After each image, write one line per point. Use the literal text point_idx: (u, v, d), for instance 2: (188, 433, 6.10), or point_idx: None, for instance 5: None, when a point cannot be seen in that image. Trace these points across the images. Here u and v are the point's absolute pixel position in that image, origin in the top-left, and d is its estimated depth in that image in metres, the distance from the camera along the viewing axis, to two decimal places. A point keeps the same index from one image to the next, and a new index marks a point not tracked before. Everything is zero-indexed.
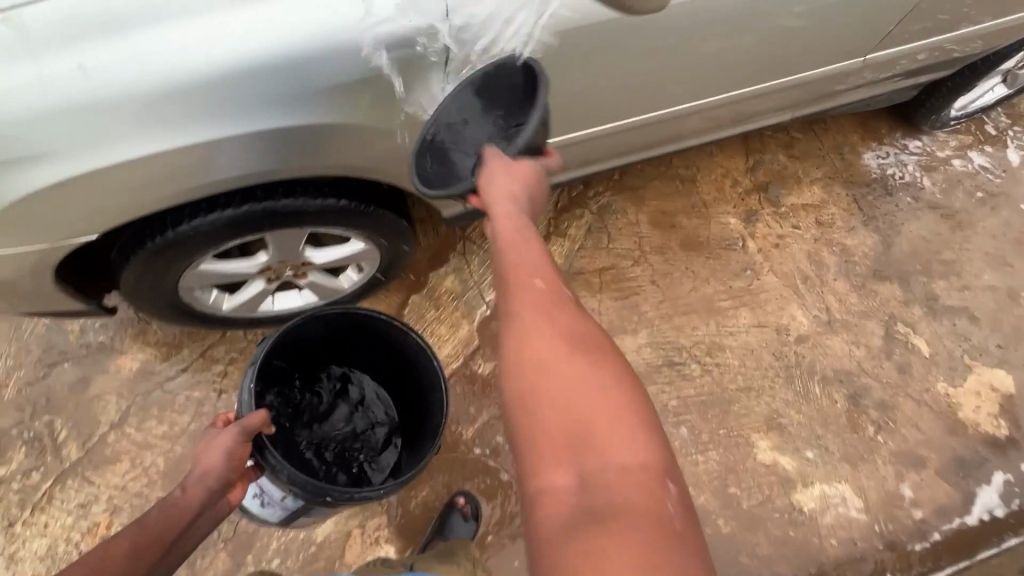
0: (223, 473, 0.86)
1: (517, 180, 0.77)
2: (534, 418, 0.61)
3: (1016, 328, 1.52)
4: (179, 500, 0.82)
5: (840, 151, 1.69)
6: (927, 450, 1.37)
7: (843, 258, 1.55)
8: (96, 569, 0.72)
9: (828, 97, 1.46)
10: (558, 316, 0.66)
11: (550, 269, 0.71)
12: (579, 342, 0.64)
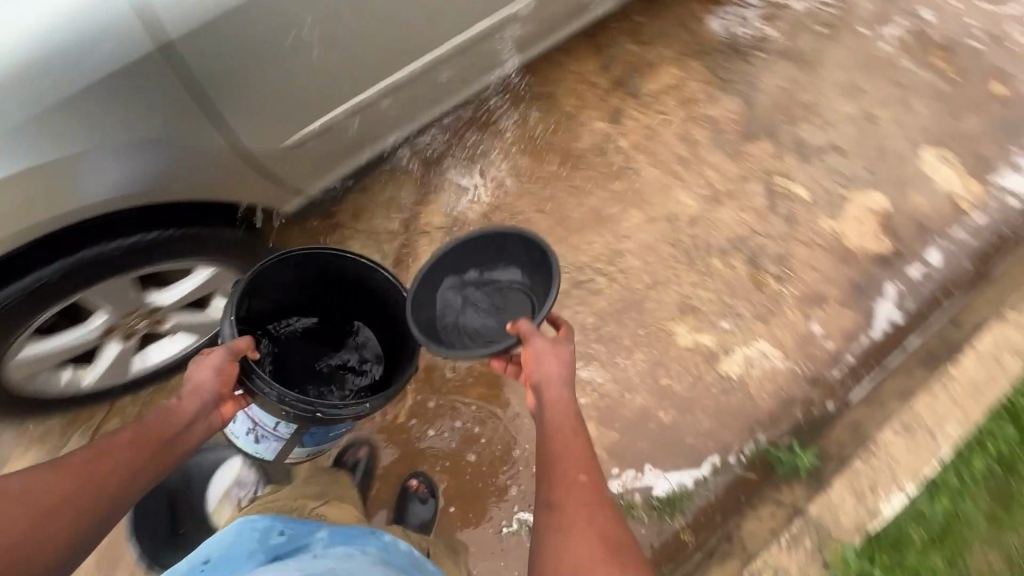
0: (214, 391, 0.82)
1: (558, 370, 0.81)
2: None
3: (879, 148, 1.60)
4: (173, 409, 0.76)
5: (685, 24, 1.67)
6: (826, 285, 1.46)
7: (712, 130, 1.57)
8: (102, 456, 0.70)
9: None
10: (599, 518, 0.70)
11: (592, 466, 0.74)
12: (614, 549, 0.68)
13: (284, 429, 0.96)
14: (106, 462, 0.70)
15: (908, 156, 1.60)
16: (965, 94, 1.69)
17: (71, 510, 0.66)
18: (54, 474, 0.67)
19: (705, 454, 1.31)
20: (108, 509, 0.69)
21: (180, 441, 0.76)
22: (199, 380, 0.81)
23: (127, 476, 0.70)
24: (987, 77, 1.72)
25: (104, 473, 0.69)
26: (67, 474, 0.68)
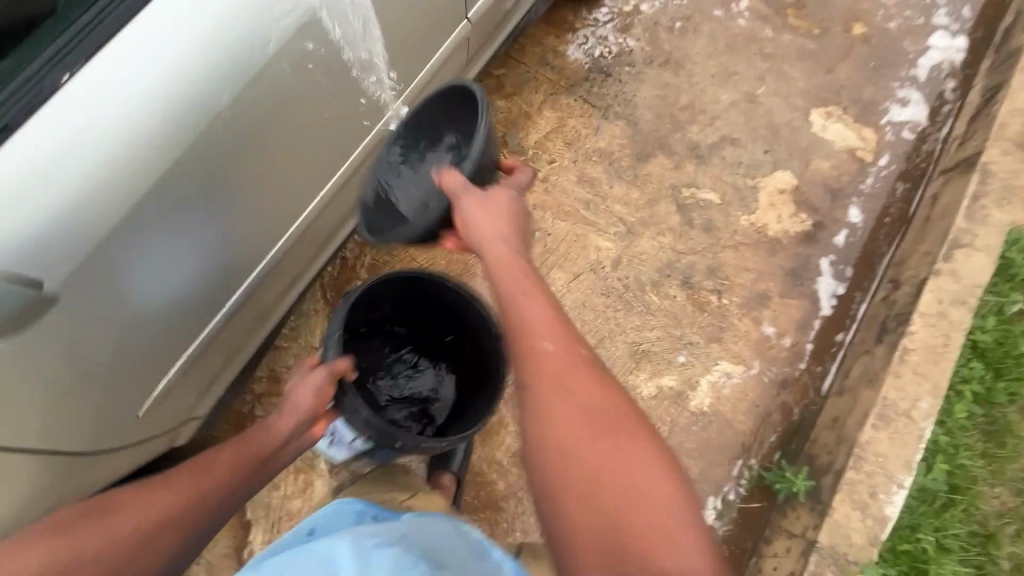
0: (310, 410, 0.97)
1: (497, 205, 0.89)
2: (558, 467, 0.68)
3: (770, 125, 1.58)
4: (271, 429, 0.95)
5: (546, 60, 1.63)
6: (765, 282, 1.43)
7: (606, 161, 1.52)
8: (204, 473, 0.88)
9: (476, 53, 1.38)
10: (579, 395, 0.72)
11: (560, 333, 0.76)
12: (597, 420, 0.70)
13: (359, 442, 1.13)
14: (206, 481, 0.87)
15: (799, 124, 1.59)
16: (831, 44, 1.70)
17: (177, 522, 0.82)
18: (162, 490, 0.84)
19: (707, 500, 1.26)
20: (203, 520, 0.85)
21: (267, 462, 0.94)
22: (297, 401, 0.96)
23: (224, 488, 0.87)
24: (846, 21, 1.73)
25: (202, 488, 0.86)
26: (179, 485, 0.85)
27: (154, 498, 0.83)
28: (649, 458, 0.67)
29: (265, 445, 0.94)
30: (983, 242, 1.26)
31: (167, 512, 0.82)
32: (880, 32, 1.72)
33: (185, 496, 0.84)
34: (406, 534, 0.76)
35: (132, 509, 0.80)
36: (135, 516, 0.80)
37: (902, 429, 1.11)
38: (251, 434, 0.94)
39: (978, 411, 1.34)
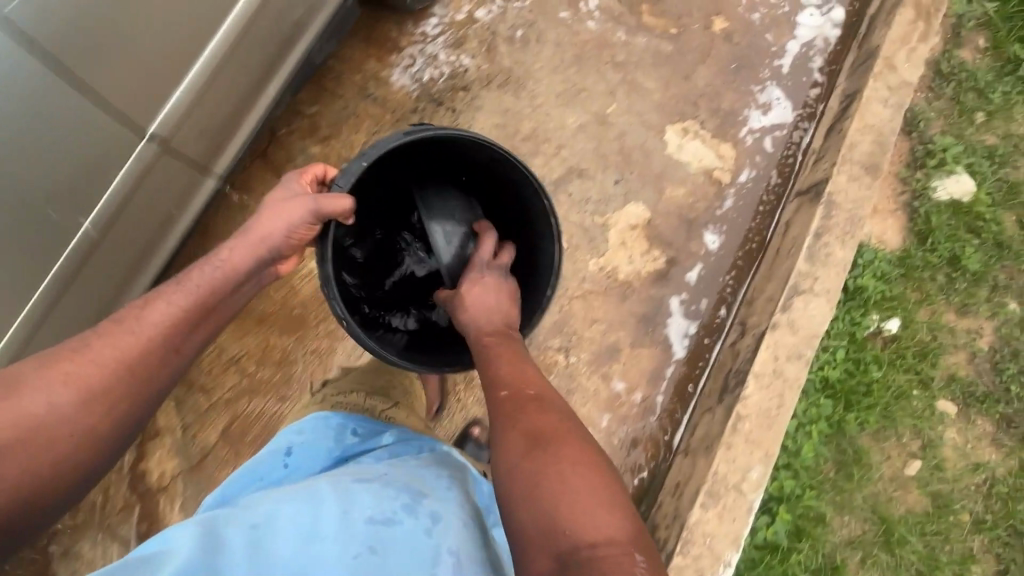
0: (280, 236, 0.89)
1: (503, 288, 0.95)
2: (513, 481, 0.68)
3: (621, 149, 1.44)
4: (227, 265, 0.86)
5: (368, 89, 1.41)
6: (614, 333, 1.34)
7: None
8: (126, 338, 0.78)
9: (228, 120, 1.19)
10: (526, 417, 0.74)
11: (512, 382, 0.80)
12: (537, 431, 0.72)
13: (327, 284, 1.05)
14: (135, 341, 0.78)
15: (652, 146, 1.45)
16: (690, 43, 1.53)
17: (100, 395, 0.75)
18: (76, 364, 0.75)
19: None
20: (135, 390, 0.78)
21: (211, 311, 0.86)
22: (259, 228, 0.88)
23: (151, 350, 0.79)
24: (705, 15, 1.56)
25: (127, 355, 0.78)
26: (97, 355, 0.76)
27: (70, 370, 0.74)
28: (588, 472, 0.67)
29: (222, 283, 0.86)
30: (823, 285, 1.19)
31: (92, 383, 0.75)
32: (744, 25, 1.56)
33: (106, 363, 0.75)
34: (389, 478, 0.84)
35: (42, 390, 0.72)
36: (45, 398, 0.71)
37: (731, 503, 1.08)
38: (200, 271, 0.85)
39: (826, 447, 1.34)
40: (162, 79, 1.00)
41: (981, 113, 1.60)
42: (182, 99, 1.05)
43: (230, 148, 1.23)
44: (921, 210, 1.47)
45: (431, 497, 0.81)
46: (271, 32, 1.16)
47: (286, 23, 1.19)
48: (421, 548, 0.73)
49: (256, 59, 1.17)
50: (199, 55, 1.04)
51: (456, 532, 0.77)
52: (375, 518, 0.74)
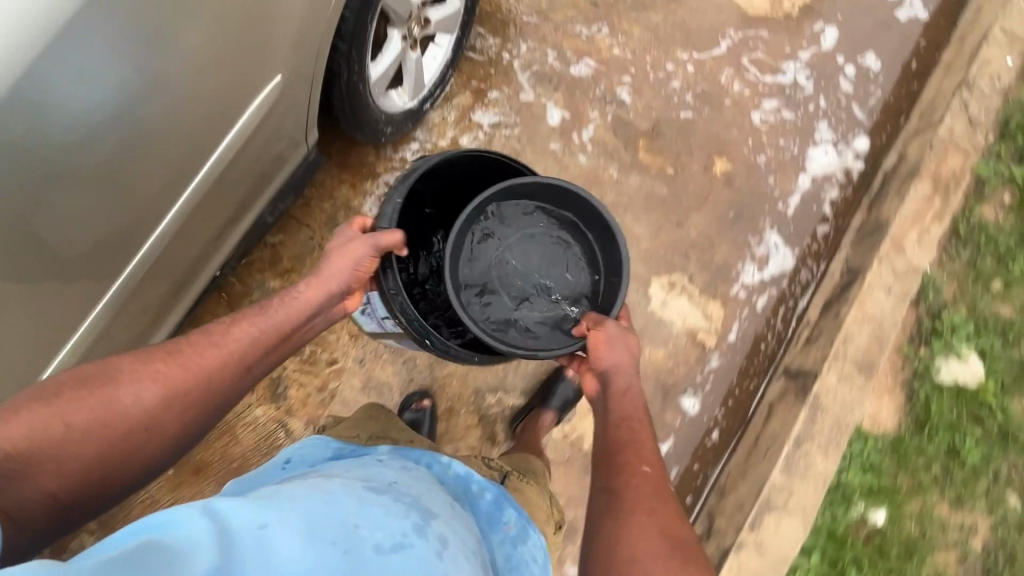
0: (340, 285, 0.89)
1: (622, 343, 0.91)
2: (626, 546, 0.70)
3: None
4: (302, 298, 0.85)
5: (336, 219, 1.33)
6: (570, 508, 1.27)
7: (399, 361, 1.28)
8: (203, 347, 0.76)
9: (165, 303, 1.05)
10: (657, 515, 0.73)
11: (653, 461, 0.80)
12: (673, 539, 0.71)
13: (390, 323, 1.07)
14: (211, 356, 0.75)
15: (634, 300, 1.36)
16: (686, 186, 1.43)
17: (176, 398, 0.72)
18: (163, 362, 0.73)
19: None
20: (207, 401, 0.74)
21: (286, 339, 0.83)
22: (328, 266, 0.88)
23: (230, 366, 0.76)
24: (707, 155, 1.46)
25: (207, 366, 0.74)
26: (181, 358, 0.74)
27: (161, 369, 0.72)
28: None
29: (296, 313, 0.84)
30: (797, 502, 1.11)
31: (175, 383, 0.72)
32: (747, 167, 1.46)
33: (187, 371, 0.73)
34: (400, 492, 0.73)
35: (135, 381, 0.70)
36: (133, 390, 0.70)
37: None
38: (275, 299, 0.84)
39: None
40: (104, 260, 0.84)
41: (999, 281, 1.47)
42: (95, 327, 0.89)
43: (170, 317, 1.10)
44: (920, 392, 1.36)
45: (442, 520, 0.71)
46: (214, 213, 1.00)
47: (231, 201, 1.02)
48: (429, 567, 0.62)
49: (195, 245, 1.02)
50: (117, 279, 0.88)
51: (463, 561, 0.67)
52: (387, 544, 0.61)
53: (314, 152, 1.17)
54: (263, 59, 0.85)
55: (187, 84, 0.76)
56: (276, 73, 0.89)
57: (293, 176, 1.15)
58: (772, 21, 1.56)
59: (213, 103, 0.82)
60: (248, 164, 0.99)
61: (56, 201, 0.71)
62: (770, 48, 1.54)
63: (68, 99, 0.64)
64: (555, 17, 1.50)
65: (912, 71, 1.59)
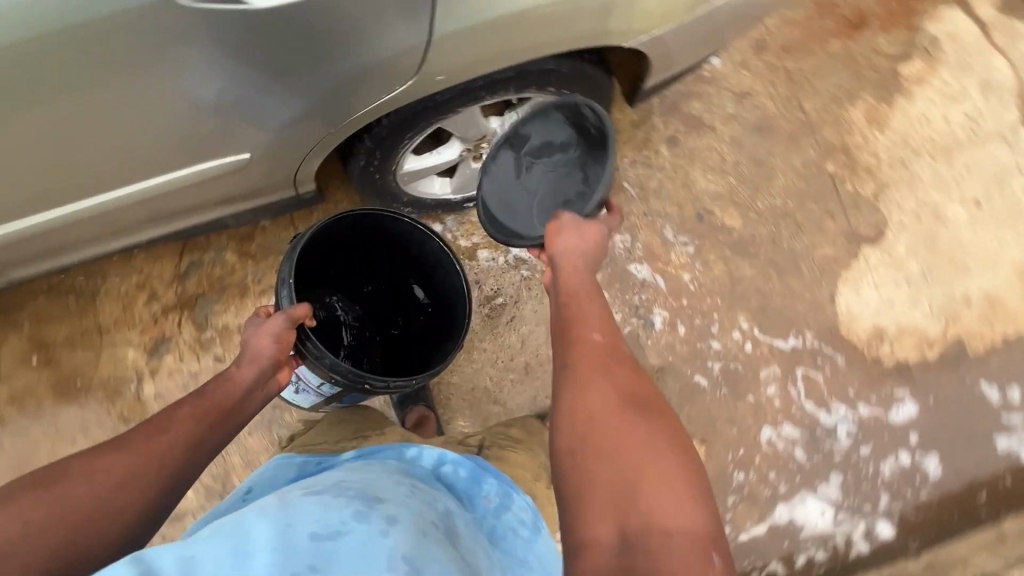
0: (271, 358, 0.82)
1: (582, 229, 0.84)
2: (587, 431, 0.63)
3: None
4: (229, 377, 0.79)
5: None
6: None
7: (270, 403, 1.26)
8: (156, 434, 0.69)
9: (74, 243, 1.06)
10: (612, 374, 0.68)
11: (604, 325, 0.74)
12: (627, 399, 0.65)
13: (328, 388, 0.97)
14: (166, 439, 0.69)
15: None
16: None
17: (128, 484, 0.65)
18: (113, 450, 0.66)
19: None
20: (170, 479, 0.68)
21: (237, 409, 0.77)
22: (251, 343, 0.82)
23: (188, 443, 0.70)
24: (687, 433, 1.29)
25: (164, 443, 0.68)
26: (134, 444, 0.68)
27: (114, 458, 0.66)
28: (677, 454, 0.60)
29: (230, 394, 0.77)
30: None
31: (134, 467, 0.66)
32: (717, 473, 1.28)
33: (143, 455, 0.67)
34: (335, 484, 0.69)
35: (80, 475, 0.63)
36: (85, 479, 0.63)
37: None
38: (206, 385, 0.78)
39: None
40: (88, 192, 0.91)
41: None
42: (28, 229, 0.96)
43: (95, 247, 1.11)
44: None
45: (391, 503, 0.66)
46: (182, 199, 0.99)
47: (180, 203, 1.01)
48: (382, 553, 0.57)
49: (124, 220, 1.03)
50: (28, 214, 0.93)
51: (416, 537, 0.61)
52: (319, 533, 0.57)
53: (300, 200, 1.10)
54: (285, 133, 0.86)
55: (242, 130, 0.84)
56: (244, 151, 0.89)
57: (272, 203, 1.09)
58: (859, 355, 1.35)
59: (208, 138, 0.84)
60: (211, 186, 0.97)
61: (109, 141, 0.81)
62: (834, 379, 1.34)
63: (177, 98, 0.76)
64: (653, 204, 1.37)
65: (965, 506, 1.33)
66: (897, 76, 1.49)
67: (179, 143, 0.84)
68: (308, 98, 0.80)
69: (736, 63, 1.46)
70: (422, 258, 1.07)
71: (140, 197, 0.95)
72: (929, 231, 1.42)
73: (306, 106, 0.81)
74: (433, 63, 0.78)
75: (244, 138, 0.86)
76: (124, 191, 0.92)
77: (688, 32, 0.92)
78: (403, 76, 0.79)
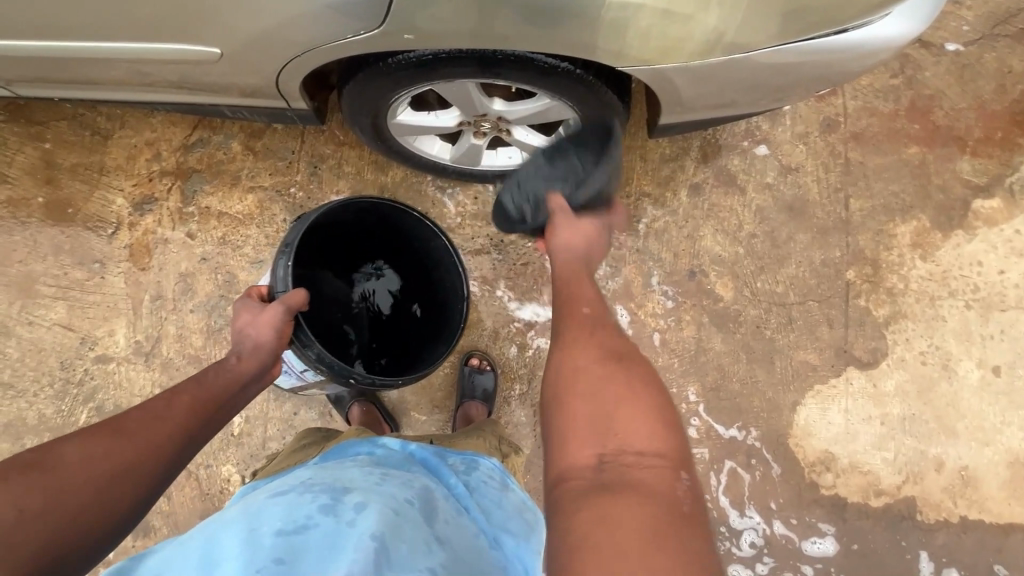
0: (271, 351, 0.82)
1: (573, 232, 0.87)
2: (567, 385, 0.64)
3: None
4: (230, 367, 0.78)
5: (318, 162, 1.30)
6: (161, 521, 1.22)
7: (218, 291, 1.27)
8: (155, 421, 0.66)
9: (65, 84, 1.10)
10: (602, 333, 0.70)
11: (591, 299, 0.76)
12: (614, 354, 0.66)
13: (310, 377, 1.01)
14: (163, 431, 0.66)
15: None
16: (545, 470, 1.26)
17: (124, 475, 0.61)
18: (114, 436, 0.62)
19: None
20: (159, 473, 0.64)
21: (231, 404, 0.76)
22: (249, 335, 0.81)
23: (182, 436, 0.67)
24: None
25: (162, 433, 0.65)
26: (132, 434, 0.64)
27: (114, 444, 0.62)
28: (653, 396, 0.61)
29: (229, 384, 0.76)
30: None
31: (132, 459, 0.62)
32: None
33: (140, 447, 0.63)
34: (306, 480, 0.71)
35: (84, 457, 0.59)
36: (81, 464, 0.58)
37: None
38: (206, 372, 0.76)
39: None
40: (87, 32, 0.92)
41: None
42: (31, 50, 0.98)
43: (97, 93, 1.13)
44: None
45: (360, 492, 0.68)
46: (181, 71, 1.00)
47: (177, 74, 1.02)
48: (349, 543, 0.60)
49: (112, 77, 1.06)
50: (12, 39, 0.96)
51: (388, 519, 0.64)
52: (287, 529, 0.61)
53: (287, 114, 1.10)
54: (279, 35, 0.86)
55: (234, 13, 0.83)
56: (218, 45, 0.91)
57: (269, 110, 1.09)
58: (795, 472, 1.27)
59: (202, 10, 0.84)
60: (205, 67, 0.97)
61: None
62: (760, 484, 1.27)
63: None
64: (649, 244, 1.31)
65: None
66: (968, 207, 1.35)
67: (174, 7, 0.84)
68: (282, 10, 0.81)
69: (796, 134, 1.36)
70: (425, 254, 1.08)
71: (138, 55, 0.96)
72: (928, 379, 1.30)
73: (285, 18, 0.82)
74: (407, 16, 0.77)
75: (235, 23, 0.85)
76: (121, 42, 0.93)
77: (714, 82, 0.86)
78: (374, 22, 0.79)
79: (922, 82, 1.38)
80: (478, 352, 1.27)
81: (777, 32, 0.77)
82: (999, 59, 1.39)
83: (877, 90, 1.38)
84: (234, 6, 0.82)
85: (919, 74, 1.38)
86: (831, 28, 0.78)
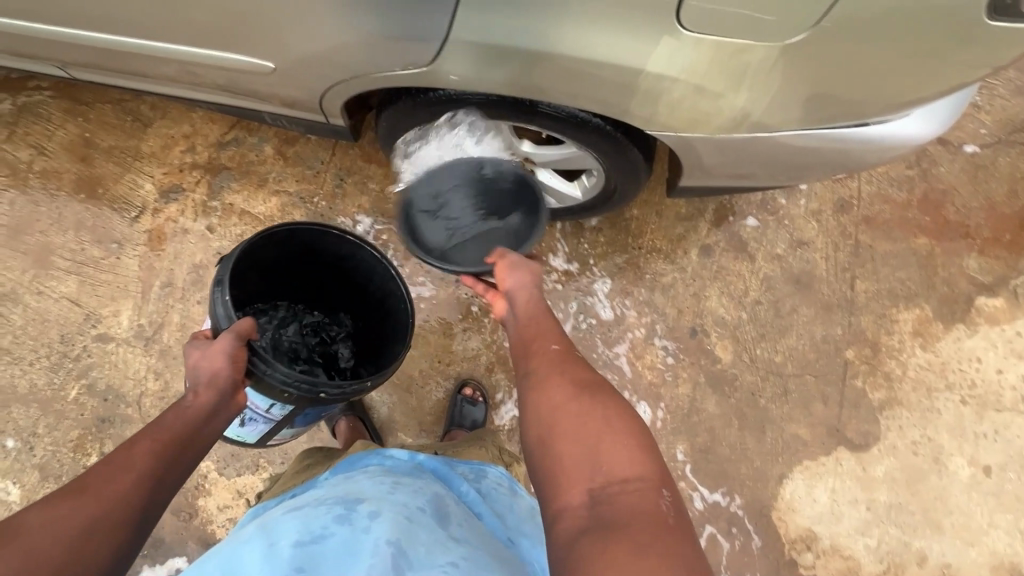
0: (229, 380, 0.73)
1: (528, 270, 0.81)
2: (547, 428, 0.63)
3: None
4: (187, 404, 0.70)
5: (345, 175, 1.34)
6: None
7: None
8: (118, 470, 0.61)
9: (118, 73, 1.15)
10: (570, 368, 0.68)
11: (557, 335, 0.73)
12: (585, 386, 0.65)
13: (277, 413, 0.88)
14: (126, 476, 0.61)
15: None
16: None
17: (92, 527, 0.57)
18: (72, 496, 0.58)
19: None
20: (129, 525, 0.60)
21: (200, 436, 0.70)
22: (203, 368, 0.73)
23: (147, 481, 0.62)
24: None
25: (123, 484, 0.61)
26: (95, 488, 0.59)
27: (70, 505, 0.57)
28: (628, 419, 0.61)
29: (193, 420, 0.69)
30: None
31: (96, 513, 0.58)
32: None
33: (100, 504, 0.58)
34: (324, 494, 0.72)
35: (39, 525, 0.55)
36: (45, 526, 0.55)
37: None
38: (166, 414, 0.69)
39: None
40: (149, 33, 0.97)
41: None
42: (91, 39, 1.03)
43: (145, 85, 1.18)
44: None
45: (374, 498, 0.69)
46: (229, 78, 1.05)
47: (225, 80, 1.06)
48: (365, 549, 0.62)
49: (163, 74, 1.11)
50: (77, 27, 1.01)
51: (401, 524, 0.65)
52: (305, 538, 0.63)
53: (324, 129, 1.14)
54: (329, 59, 0.90)
55: (289, 35, 0.88)
56: (270, 60, 0.95)
57: (306, 122, 1.13)
58: (775, 547, 1.25)
59: (258, 28, 0.89)
60: (253, 77, 1.02)
61: None
62: (738, 555, 1.25)
63: None
64: (655, 298, 1.33)
65: None
66: (971, 303, 1.37)
67: (234, 21, 0.89)
68: (333, 36, 0.85)
69: (810, 210, 1.39)
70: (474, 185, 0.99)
71: (190, 57, 1.00)
72: (918, 470, 1.29)
73: (336, 43, 0.87)
74: (452, 58, 0.81)
75: (287, 42, 0.90)
76: (177, 44, 0.98)
77: (732, 153, 0.89)
78: (421, 58, 0.83)
79: (936, 176, 1.42)
80: (473, 382, 1.28)
81: (799, 118, 0.81)
82: (1012, 164, 1.43)
83: (891, 179, 1.42)
84: (290, 29, 0.87)
85: (934, 169, 1.42)
86: (850, 120, 0.82)
